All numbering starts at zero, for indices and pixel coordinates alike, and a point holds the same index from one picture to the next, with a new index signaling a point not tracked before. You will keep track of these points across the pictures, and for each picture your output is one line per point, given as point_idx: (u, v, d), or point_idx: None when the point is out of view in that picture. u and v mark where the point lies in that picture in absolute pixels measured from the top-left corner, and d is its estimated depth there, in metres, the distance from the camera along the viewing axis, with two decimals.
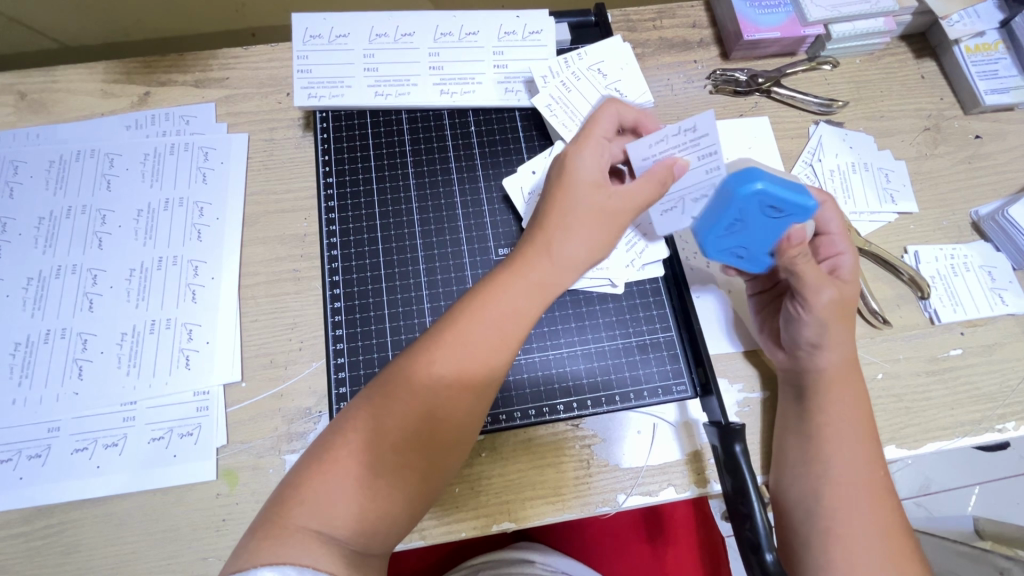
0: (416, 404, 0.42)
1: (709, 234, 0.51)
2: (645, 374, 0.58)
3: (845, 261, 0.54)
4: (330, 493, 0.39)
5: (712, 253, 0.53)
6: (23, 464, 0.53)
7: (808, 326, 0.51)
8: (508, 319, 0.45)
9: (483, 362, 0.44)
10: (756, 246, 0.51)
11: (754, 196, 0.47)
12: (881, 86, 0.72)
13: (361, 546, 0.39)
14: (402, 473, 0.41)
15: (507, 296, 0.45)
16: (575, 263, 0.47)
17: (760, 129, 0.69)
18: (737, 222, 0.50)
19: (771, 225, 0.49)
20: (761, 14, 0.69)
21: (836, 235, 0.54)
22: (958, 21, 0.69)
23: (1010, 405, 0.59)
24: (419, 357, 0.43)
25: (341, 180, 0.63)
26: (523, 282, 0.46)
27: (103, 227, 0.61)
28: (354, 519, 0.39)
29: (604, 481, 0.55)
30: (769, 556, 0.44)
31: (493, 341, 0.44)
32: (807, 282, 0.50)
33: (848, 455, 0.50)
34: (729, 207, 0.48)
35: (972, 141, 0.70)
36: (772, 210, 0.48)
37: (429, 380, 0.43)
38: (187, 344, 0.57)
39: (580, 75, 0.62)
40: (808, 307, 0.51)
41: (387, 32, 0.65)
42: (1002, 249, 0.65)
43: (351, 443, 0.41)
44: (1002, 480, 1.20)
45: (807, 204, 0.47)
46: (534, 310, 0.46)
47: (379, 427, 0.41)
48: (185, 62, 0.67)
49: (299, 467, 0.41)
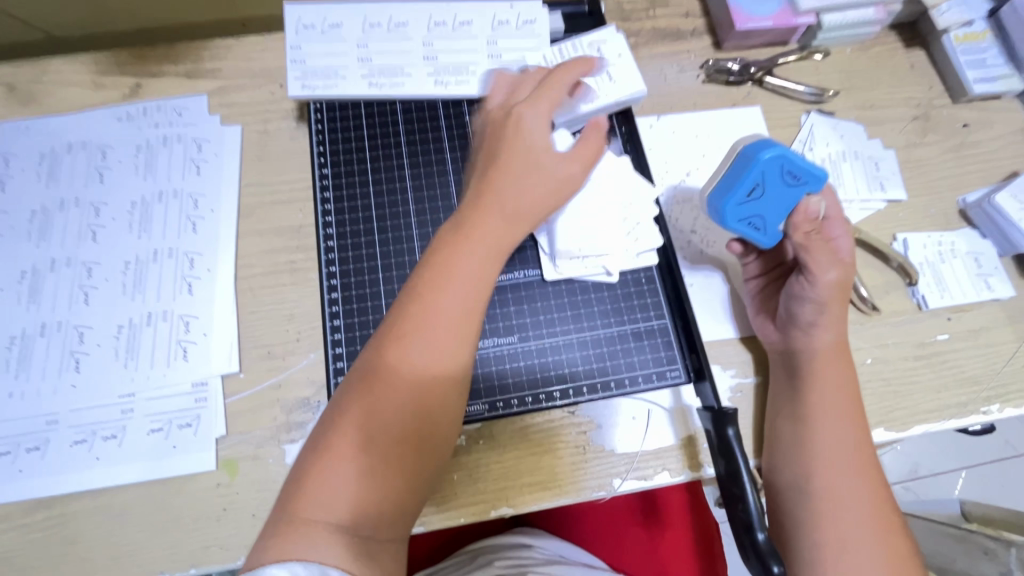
0: (385, 376, 0.43)
1: (729, 200, 0.53)
2: (639, 361, 0.58)
3: (844, 243, 0.54)
4: (333, 481, 0.40)
5: (731, 223, 0.54)
6: (23, 457, 0.54)
7: (810, 303, 0.53)
8: (469, 284, 0.46)
9: (449, 321, 0.45)
10: (775, 216, 0.53)
11: (776, 160, 0.51)
12: (872, 75, 0.72)
13: (368, 532, 0.40)
14: (388, 452, 0.42)
15: (466, 259, 0.46)
16: (531, 211, 0.49)
17: (751, 118, 0.69)
18: (756, 187, 0.52)
19: (788, 193, 0.52)
20: (753, 3, 0.69)
21: (835, 220, 0.54)
22: (948, 10, 0.70)
23: (994, 388, 0.61)
24: (387, 335, 0.45)
25: (337, 172, 0.63)
26: (482, 243, 0.47)
27: (97, 220, 0.61)
28: (359, 502, 0.40)
29: (600, 466, 0.56)
30: (761, 536, 0.45)
31: (457, 302, 0.45)
32: (814, 258, 0.52)
33: (833, 432, 0.52)
34: (752, 169, 0.51)
35: (960, 130, 0.71)
36: (791, 175, 0.51)
37: (401, 350, 0.44)
38: (184, 336, 0.57)
39: (578, 49, 0.62)
40: (814, 284, 0.53)
41: (381, 22, 0.64)
42: (988, 237, 0.66)
43: (344, 426, 0.42)
44: (988, 464, 1.25)
45: (821, 173, 0.51)
46: (495, 267, 0.48)
47: (357, 412, 0.43)
48: (177, 53, 0.67)
49: (300, 460, 0.42)
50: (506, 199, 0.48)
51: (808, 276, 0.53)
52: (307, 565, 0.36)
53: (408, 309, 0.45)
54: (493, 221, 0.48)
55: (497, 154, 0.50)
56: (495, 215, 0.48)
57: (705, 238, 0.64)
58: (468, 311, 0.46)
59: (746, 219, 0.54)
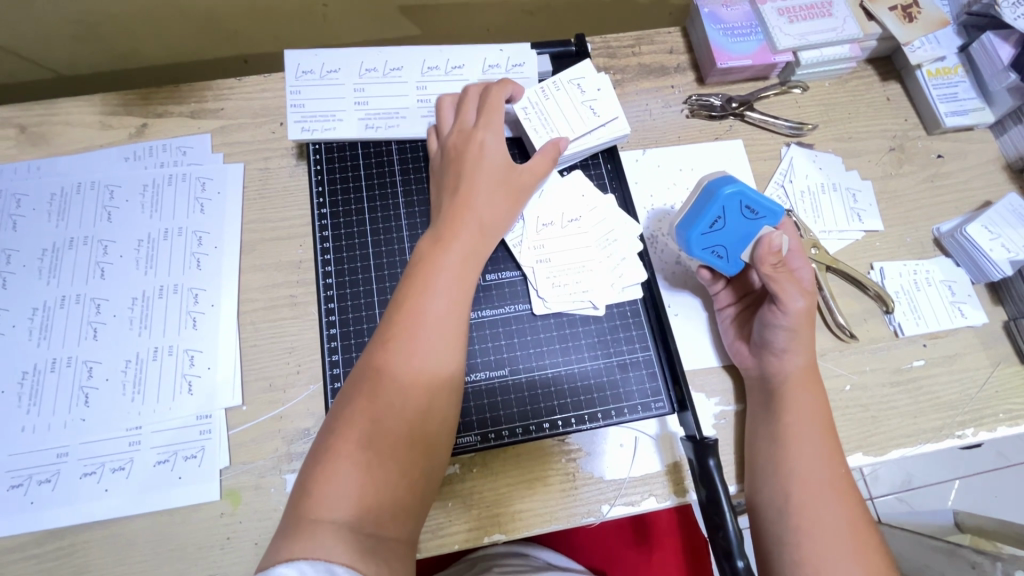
0: (380, 376, 0.49)
1: (693, 231, 0.58)
2: (625, 390, 0.61)
3: (805, 273, 0.58)
4: (335, 481, 0.44)
5: (696, 251, 0.59)
6: (34, 489, 0.56)
7: (782, 330, 0.56)
8: (449, 286, 0.53)
9: (432, 320, 0.51)
10: (735, 246, 0.58)
11: (734, 196, 0.56)
12: (849, 108, 0.75)
13: (370, 528, 0.43)
14: (385, 447, 0.46)
15: (444, 263, 0.54)
16: (495, 225, 0.58)
17: (733, 151, 0.72)
18: (718, 219, 0.57)
19: (747, 225, 0.57)
20: (733, 41, 0.72)
21: (794, 253, 0.58)
22: (920, 47, 0.73)
23: (968, 412, 0.63)
24: (377, 341, 0.51)
25: (335, 210, 0.65)
26: (457, 250, 0.55)
27: (105, 257, 0.63)
28: (360, 500, 0.44)
29: (589, 493, 0.58)
30: (740, 562, 0.47)
31: (439, 303, 0.52)
32: (783, 288, 0.54)
33: (808, 455, 0.54)
34: (713, 203, 0.56)
35: (934, 161, 0.74)
36: (749, 210, 0.56)
37: (391, 354, 0.50)
38: (189, 369, 0.60)
39: (560, 87, 0.65)
40: (785, 313, 0.55)
41: (377, 66, 0.67)
42: (962, 265, 0.69)
43: (343, 430, 0.47)
44: (980, 476, 1.27)
45: (776, 208, 0.56)
46: (471, 270, 0.55)
47: (358, 413, 0.47)
48: (181, 94, 0.70)
49: (306, 469, 0.46)
50: (476, 216, 0.57)
51: (779, 304, 0.55)
52: (314, 564, 0.38)
53: (395, 320, 0.51)
54: (466, 231, 0.56)
55: (463, 175, 0.59)
56: (466, 229, 0.56)
57: (689, 269, 0.67)
58: (450, 310, 0.52)
59: (709, 248, 0.58)
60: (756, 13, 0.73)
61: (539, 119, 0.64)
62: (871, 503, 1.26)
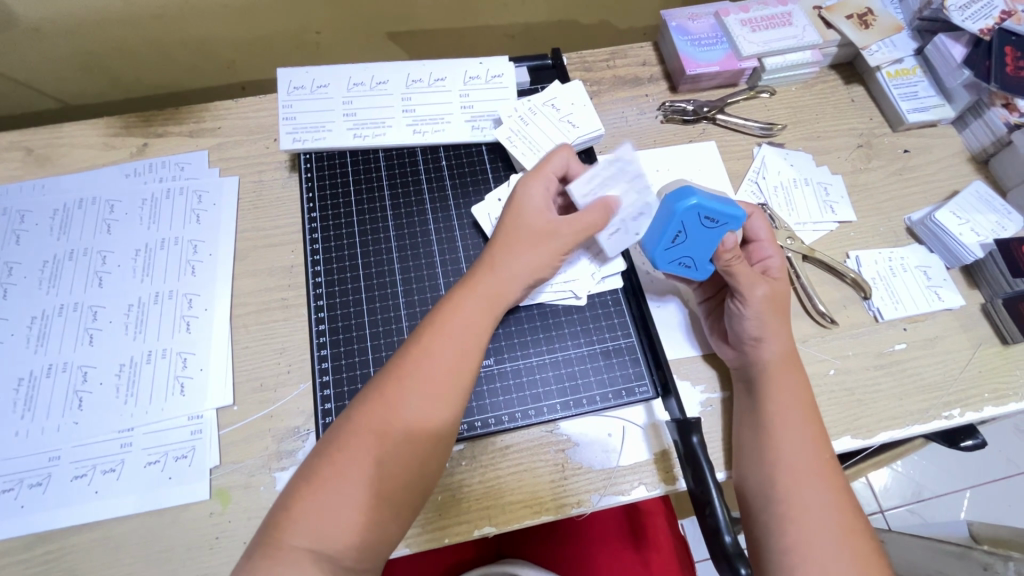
0: (388, 416, 0.48)
1: (656, 248, 0.58)
2: (609, 378, 0.62)
3: (774, 262, 0.60)
4: (323, 516, 0.44)
5: (663, 265, 0.60)
6: (25, 493, 0.56)
7: (748, 320, 0.57)
8: (465, 335, 0.52)
9: (449, 370, 0.50)
10: (701, 256, 0.58)
11: (692, 209, 0.55)
12: (816, 110, 0.79)
13: (351, 561, 0.44)
14: (384, 485, 0.46)
15: (464, 313, 0.53)
16: (523, 281, 0.56)
17: (707, 152, 0.76)
18: (678, 234, 0.57)
19: (709, 235, 0.56)
20: (700, 51, 0.76)
21: (764, 242, 0.61)
22: (877, 51, 0.77)
23: (953, 393, 0.64)
24: (387, 377, 0.49)
25: (324, 214, 0.68)
26: (476, 297, 0.54)
27: (103, 267, 0.66)
28: (348, 537, 0.44)
29: (579, 483, 0.58)
30: (728, 538, 0.47)
31: (454, 349, 0.51)
32: (742, 278, 0.56)
33: (793, 436, 0.54)
34: (671, 221, 0.56)
35: (901, 155, 0.77)
36: (708, 220, 0.55)
37: (399, 395, 0.48)
38: (182, 371, 0.61)
39: (536, 110, 0.69)
40: (746, 303, 0.57)
41: (364, 81, 0.71)
42: (935, 251, 0.70)
43: (337, 462, 0.46)
44: (991, 484, 1.24)
45: (737, 214, 0.55)
46: (487, 321, 0.54)
47: (363, 448, 0.47)
48: (180, 115, 0.74)
49: (289, 490, 0.46)
50: (503, 267, 0.55)
51: (741, 295, 0.57)
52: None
53: (406, 358, 0.50)
54: (488, 278, 0.55)
55: (506, 230, 0.56)
56: (489, 284, 0.54)
57: None
58: (466, 360, 0.51)
59: (675, 261, 0.59)
60: (720, 24, 0.78)
61: (525, 144, 0.68)
62: (882, 515, 1.24)
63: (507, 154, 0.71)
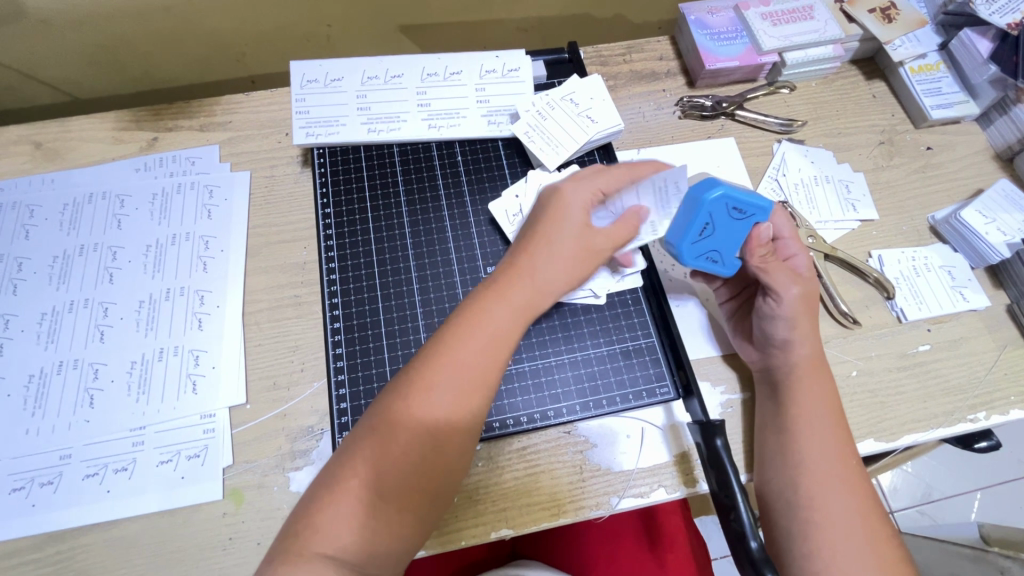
0: (411, 428, 0.46)
1: (683, 241, 0.58)
2: (629, 378, 0.61)
3: (801, 260, 0.58)
4: (340, 518, 0.43)
5: (689, 260, 0.59)
6: (36, 492, 0.55)
7: (781, 322, 0.56)
8: (495, 345, 0.49)
9: (476, 381, 0.48)
10: (727, 249, 0.58)
11: (720, 199, 0.55)
12: (836, 106, 0.77)
13: (366, 568, 0.43)
14: (403, 496, 0.45)
15: (495, 320, 0.50)
16: (558, 289, 0.53)
17: (726, 149, 0.74)
18: (706, 226, 0.56)
19: (738, 226, 0.57)
20: (720, 45, 0.75)
21: (789, 238, 0.59)
22: (901, 46, 0.75)
23: (978, 395, 0.62)
24: (412, 385, 0.47)
25: (339, 210, 0.67)
26: (508, 304, 0.51)
27: (113, 263, 0.65)
28: (361, 545, 0.43)
29: (597, 485, 0.57)
30: (753, 543, 0.46)
31: (484, 360, 0.48)
32: (775, 277, 0.55)
33: (819, 440, 0.53)
34: (699, 211, 0.56)
35: (924, 152, 0.75)
36: (735, 210, 0.56)
37: (425, 408, 0.46)
38: (194, 369, 0.60)
39: (554, 105, 0.67)
40: (780, 304, 0.55)
41: (378, 74, 0.70)
42: (959, 250, 0.69)
43: (356, 469, 0.45)
44: (1003, 485, 1.23)
45: (763, 205, 0.56)
46: (517, 330, 0.51)
47: (384, 457, 0.45)
48: (191, 109, 0.73)
49: (311, 491, 0.45)
50: (536, 273, 0.52)
51: (774, 295, 0.55)
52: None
53: (433, 365, 0.48)
54: (522, 285, 0.52)
55: (543, 234, 0.54)
56: (521, 292, 0.52)
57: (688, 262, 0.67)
58: (495, 371, 0.49)
59: (703, 256, 0.58)
60: (740, 18, 0.76)
61: (543, 140, 0.66)
62: (892, 516, 1.23)
63: (524, 149, 0.70)
